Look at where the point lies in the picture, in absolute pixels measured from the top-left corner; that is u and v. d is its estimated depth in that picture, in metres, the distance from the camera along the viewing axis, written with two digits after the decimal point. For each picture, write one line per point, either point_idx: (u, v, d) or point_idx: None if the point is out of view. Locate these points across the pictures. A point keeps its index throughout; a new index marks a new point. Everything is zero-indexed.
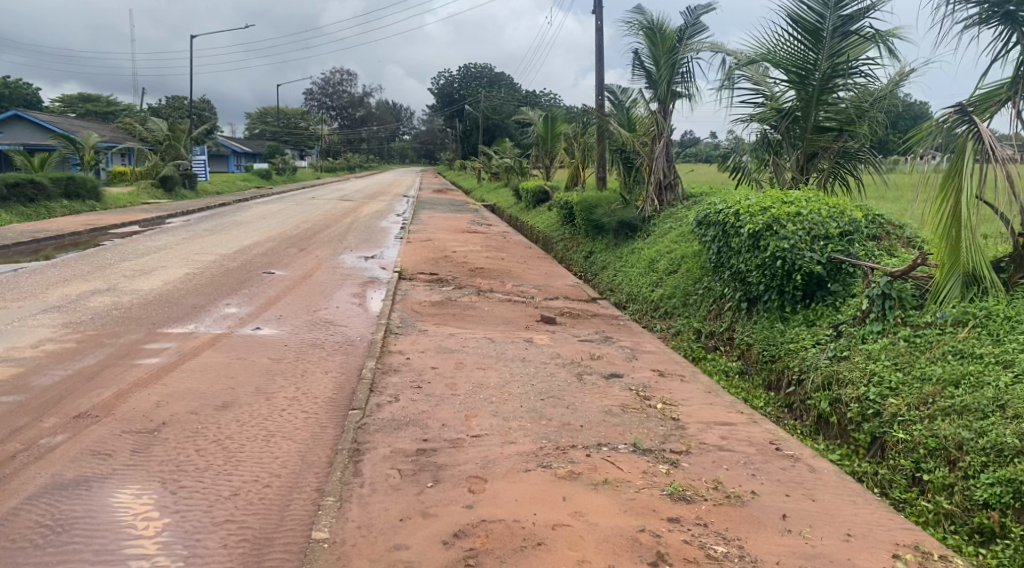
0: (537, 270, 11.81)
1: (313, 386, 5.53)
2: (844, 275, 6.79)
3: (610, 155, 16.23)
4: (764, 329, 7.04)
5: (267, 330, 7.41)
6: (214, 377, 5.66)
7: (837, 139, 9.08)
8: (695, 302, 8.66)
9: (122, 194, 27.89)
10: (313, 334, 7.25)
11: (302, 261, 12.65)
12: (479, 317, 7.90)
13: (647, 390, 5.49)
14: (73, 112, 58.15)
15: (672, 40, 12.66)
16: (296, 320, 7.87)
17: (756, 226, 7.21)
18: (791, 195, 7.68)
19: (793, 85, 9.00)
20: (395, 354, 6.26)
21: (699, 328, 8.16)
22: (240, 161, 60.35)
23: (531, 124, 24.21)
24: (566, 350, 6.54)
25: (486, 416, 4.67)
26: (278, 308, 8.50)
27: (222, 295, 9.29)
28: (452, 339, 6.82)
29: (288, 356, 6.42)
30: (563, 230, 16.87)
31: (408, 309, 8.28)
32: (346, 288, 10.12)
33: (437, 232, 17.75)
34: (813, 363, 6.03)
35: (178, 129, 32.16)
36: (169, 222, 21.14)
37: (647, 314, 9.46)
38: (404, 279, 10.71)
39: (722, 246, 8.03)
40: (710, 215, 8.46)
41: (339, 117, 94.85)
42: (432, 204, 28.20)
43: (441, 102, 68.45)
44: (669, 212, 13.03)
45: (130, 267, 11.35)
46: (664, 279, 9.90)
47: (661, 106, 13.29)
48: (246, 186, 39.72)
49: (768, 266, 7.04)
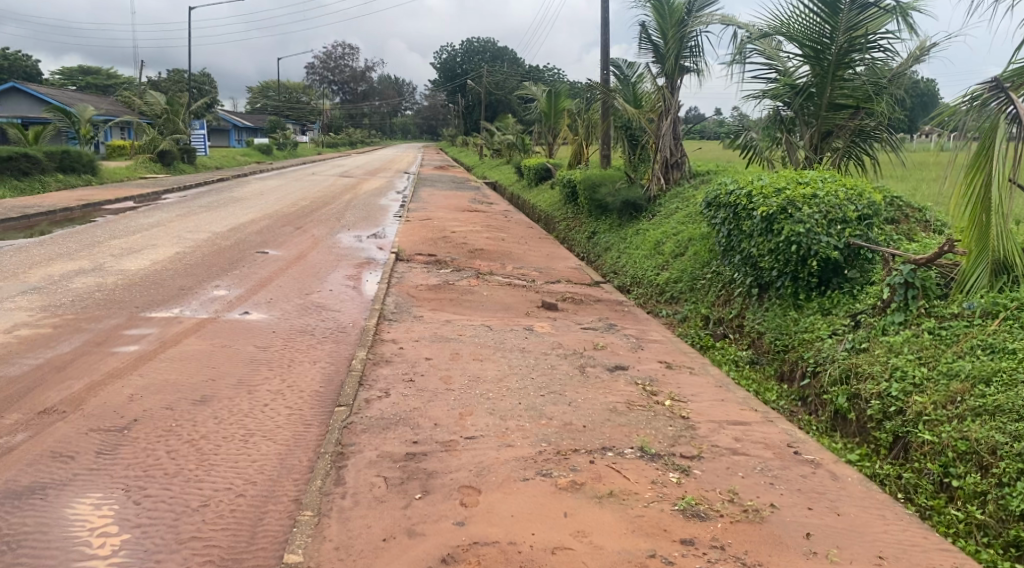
0: (539, 251, 11.46)
1: (299, 378, 5.20)
2: (862, 260, 6.40)
3: (615, 132, 15.80)
4: (776, 317, 6.69)
5: (255, 314, 7.08)
6: (195, 367, 5.35)
7: (854, 117, 8.63)
8: (702, 287, 8.31)
9: (119, 169, 27.51)
10: (303, 320, 6.92)
11: (297, 240, 12.30)
12: (478, 302, 7.56)
13: (654, 384, 5.15)
14: (71, 85, 57.50)
15: (680, 12, 12.18)
16: (286, 304, 7.54)
17: (769, 208, 6.81)
18: (806, 175, 7.27)
19: (807, 60, 8.55)
20: (387, 343, 5.92)
21: (707, 314, 7.81)
22: (241, 136, 59.77)
23: (534, 99, 23.68)
24: (567, 340, 6.20)
25: (481, 415, 4.34)
26: (269, 291, 8.17)
27: (212, 275, 8.95)
28: (448, 327, 6.49)
29: (275, 343, 6.09)
30: (565, 209, 16.48)
31: (404, 293, 7.93)
32: (342, 269, 9.79)
33: (437, 210, 17.36)
34: (830, 355, 5.67)
35: (175, 102, 31.64)
36: (165, 197, 20.78)
37: (651, 298, 9.11)
38: (401, 260, 10.38)
39: (733, 229, 7.64)
40: (720, 196, 8.05)
41: (340, 92, 93.87)
42: (433, 181, 27.78)
43: (444, 76, 67.55)
44: (676, 192, 12.64)
45: (119, 246, 11.01)
46: (670, 262, 9.53)
47: (668, 81, 12.82)
48: (245, 161, 39.23)
49: (782, 251, 6.65)
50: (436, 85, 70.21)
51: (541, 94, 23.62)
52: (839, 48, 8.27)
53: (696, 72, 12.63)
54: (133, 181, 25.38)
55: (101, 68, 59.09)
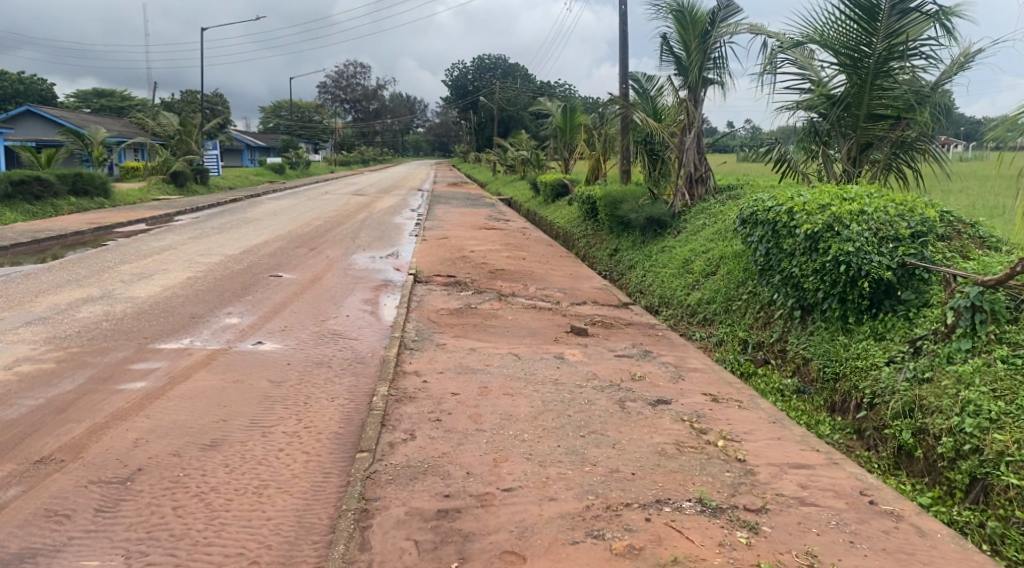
0: (562, 271, 11.08)
1: (316, 417, 4.83)
2: (918, 281, 5.93)
3: (634, 147, 15.45)
4: (824, 342, 6.26)
5: (269, 344, 6.74)
6: (205, 406, 5.00)
7: (895, 127, 8.21)
8: (739, 308, 7.89)
9: (133, 190, 27.44)
10: (319, 350, 6.56)
11: (312, 262, 11.99)
12: (503, 328, 7.16)
13: (701, 421, 4.73)
14: (88, 107, 57.97)
15: (704, 23, 11.85)
16: (302, 332, 7.19)
17: (814, 226, 6.40)
18: (850, 191, 6.85)
19: (844, 69, 8.17)
20: (410, 376, 5.53)
21: (746, 337, 7.39)
22: (254, 155, 60.00)
23: (549, 114, 23.39)
24: (602, 370, 5.79)
25: (518, 460, 3.94)
26: (283, 318, 7.83)
27: (224, 301, 8.64)
28: (474, 357, 6.09)
29: (290, 377, 5.72)
30: (585, 226, 16.09)
31: (425, 319, 7.55)
32: (358, 293, 9.44)
33: (453, 228, 17.05)
34: (889, 385, 5.22)
35: (188, 123, 31.59)
36: (178, 219, 20.62)
37: (683, 320, 8.70)
38: (419, 283, 10.03)
39: (772, 247, 7.23)
40: (756, 213, 7.65)
41: (353, 110, 94.24)
42: (447, 198, 27.54)
43: (456, 93, 67.67)
44: (701, 207, 12.23)
45: (130, 270, 10.74)
46: (701, 282, 9.12)
47: (690, 93, 12.48)
48: (259, 180, 39.23)
49: (829, 271, 6.23)
50: (448, 103, 70.37)
51: (556, 110, 23.35)
52: (878, 56, 7.88)
53: (720, 84, 12.28)
54: (147, 203, 25.29)
55: (116, 92, 59.61)
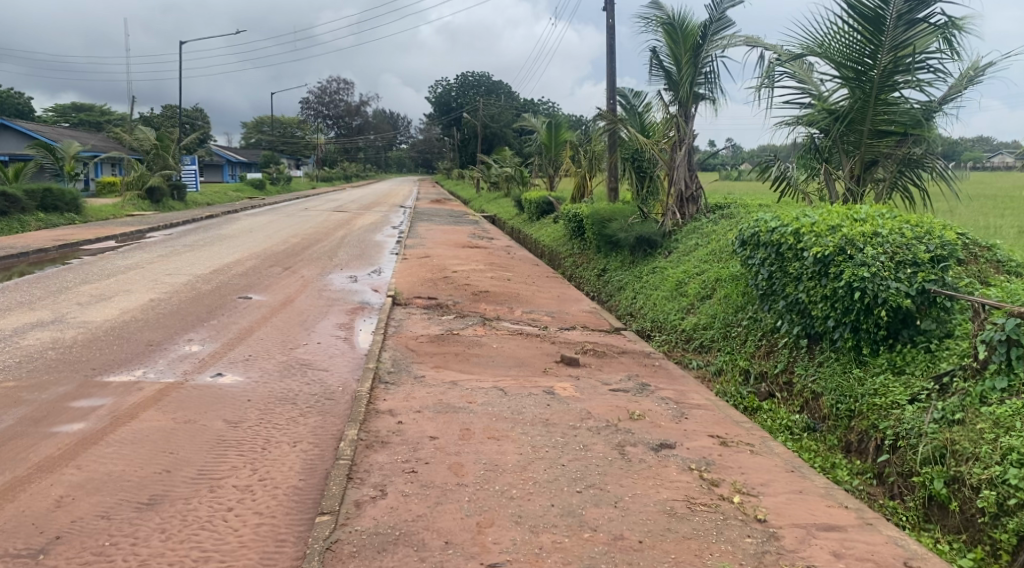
0: (548, 293, 10.54)
1: (274, 467, 4.24)
2: (939, 309, 5.46)
3: (621, 164, 15.03)
4: (835, 375, 5.77)
5: (229, 377, 6.13)
6: (147, 452, 4.40)
7: (900, 144, 7.83)
8: (739, 335, 7.40)
9: (106, 206, 26.64)
10: (284, 384, 5.96)
11: (285, 283, 11.38)
12: (487, 357, 6.58)
13: (712, 470, 4.20)
14: (65, 121, 56.92)
15: (695, 37, 11.50)
16: (267, 362, 6.58)
17: (824, 248, 5.92)
18: (860, 211, 6.40)
19: (848, 82, 7.81)
20: (383, 416, 4.95)
21: (747, 368, 6.89)
22: (235, 171, 59.18)
23: (534, 130, 22.98)
24: (597, 407, 5.24)
25: (506, 525, 3.39)
26: (248, 345, 7.22)
27: (186, 327, 8.01)
28: (455, 392, 5.52)
29: (249, 416, 5.12)
30: (571, 244, 15.60)
31: (402, 347, 6.96)
32: (332, 317, 8.84)
33: (435, 246, 16.50)
34: (913, 426, 4.71)
35: (165, 138, 30.89)
36: (150, 236, 19.89)
37: (677, 346, 8.19)
38: (398, 305, 9.45)
39: (777, 271, 6.76)
40: (758, 234, 7.18)
41: (335, 126, 93.62)
42: (430, 215, 26.99)
43: (439, 110, 67.37)
44: (693, 226, 11.79)
45: (88, 292, 10.07)
46: (696, 306, 8.64)
47: (681, 109, 12.10)
48: (238, 196, 38.48)
49: (841, 298, 5.76)
50: (432, 119, 70.03)
51: (540, 126, 22.95)
52: (884, 69, 7.51)
53: (712, 100, 11.93)
54: (119, 219, 24.52)
55: (94, 107, 58.65)
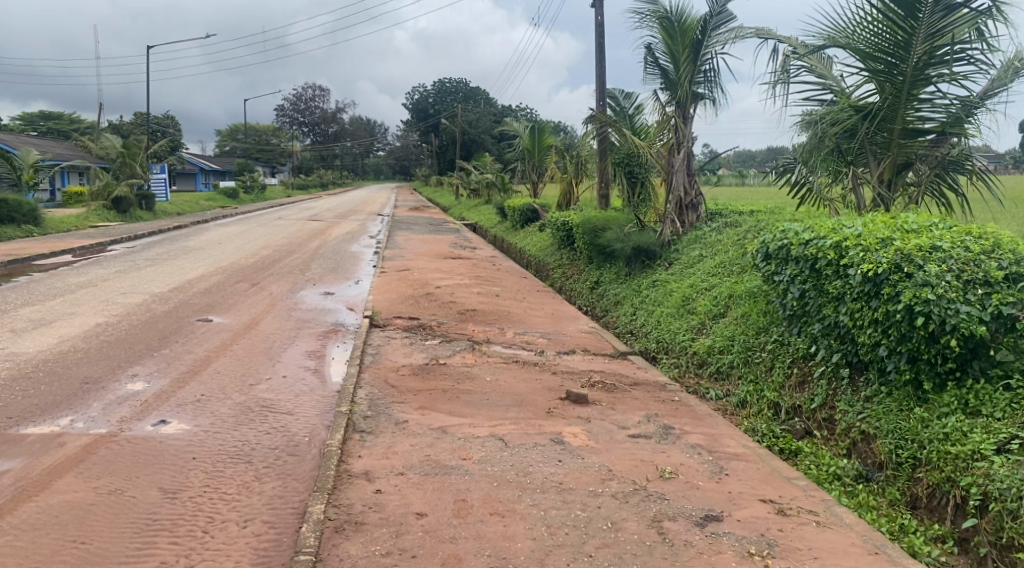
0: (540, 310, 9.65)
1: (216, 563, 3.31)
2: (1018, 337, 4.66)
3: (613, 168, 14.20)
4: (894, 415, 4.94)
5: (172, 426, 5.13)
6: (51, 544, 3.44)
7: (937, 144, 7.09)
8: (763, 361, 6.57)
9: (68, 217, 25.30)
10: (238, 434, 4.97)
11: (251, 302, 10.34)
12: (479, 395, 5.63)
13: (777, 555, 3.34)
14: (31, 130, 55.04)
15: (694, 32, 10.70)
16: (222, 405, 5.59)
17: (875, 265, 5.07)
18: (912, 221, 5.57)
19: (876, 77, 7.03)
20: (357, 482, 4.00)
21: (777, 401, 6.06)
22: (207, 179, 57.78)
23: (516, 135, 22.08)
24: (619, 463, 4.33)
25: None
26: (202, 383, 6.21)
27: (132, 358, 6.98)
28: (445, 445, 4.57)
29: (190, 480, 4.15)
30: (560, 254, 14.74)
31: (381, 382, 5.99)
32: (302, 343, 7.84)
33: (415, 258, 15.52)
34: (1010, 486, 3.89)
35: (131, 145, 29.52)
36: (111, 249, 18.69)
37: (689, 371, 7.33)
38: (376, 328, 8.49)
39: (813, 290, 5.93)
40: (786, 248, 6.33)
41: (311, 133, 92.06)
42: (408, 223, 26.03)
43: (416, 116, 66.39)
44: (694, 236, 10.95)
45: (27, 316, 8.97)
46: (708, 325, 7.78)
47: (678, 109, 11.31)
48: (209, 205, 37.17)
49: (898, 323, 4.92)
50: (409, 126, 69.03)
51: (522, 130, 22.08)
52: (918, 61, 6.72)
53: (712, 100, 11.16)
54: (81, 231, 23.22)
55: (62, 115, 56.96)
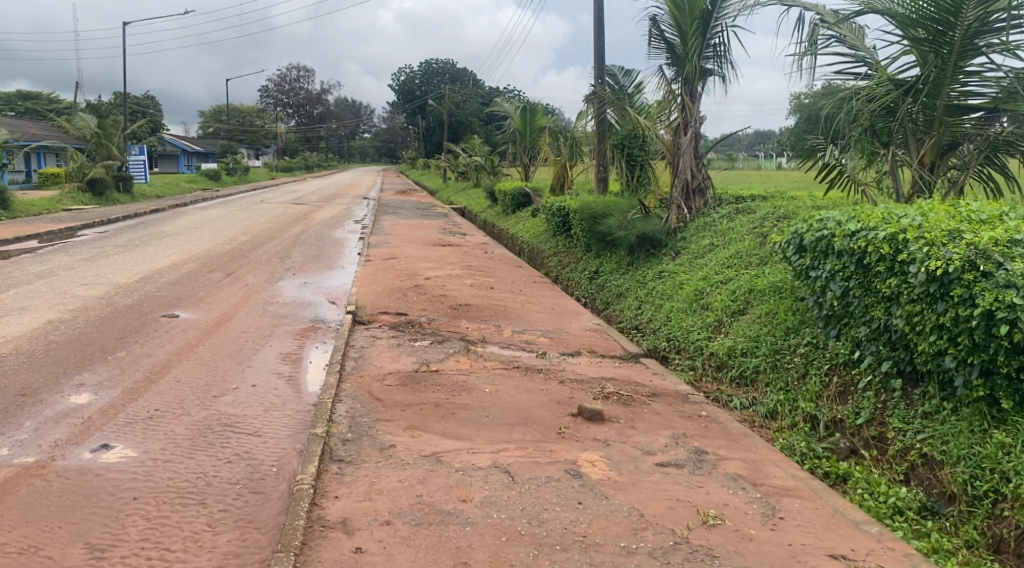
0: (540, 304, 8.88)
1: None
2: None
3: (612, 150, 13.39)
4: (963, 439, 4.23)
5: (113, 453, 4.31)
6: None
7: (987, 123, 6.31)
8: (795, 367, 5.82)
9: (40, 200, 24.18)
10: (192, 463, 4.17)
11: (223, 295, 9.49)
12: (478, 411, 4.86)
13: None
14: (8, 110, 53.44)
15: (704, 3, 9.85)
16: (177, 424, 4.77)
17: (944, 262, 4.33)
18: (979, 211, 4.82)
19: (918, 47, 6.24)
20: (333, 535, 3.24)
21: (814, 413, 5.34)
22: (190, 161, 56.41)
23: (507, 116, 21.19)
24: (651, 503, 3.60)
25: None
26: (158, 395, 5.39)
27: (81, 363, 6.14)
28: (440, 480, 3.80)
29: (127, 533, 3.36)
30: (555, 240, 13.96)
31: (364, 395, 5.20)
32: (276, 344, 7.02)
33: (402, 245, 14.69)
34: None
35: (108, 124, 28.31)
36: (82, 234, 17.68)
37: (706, 375, 6.57)
38: (359, 326, 7.68)
39: (860, 288, 5.18)
40: (827, 239, 5.57)
41: (296, 114, 90.43)
42: (395, 208, 25.15)
43: (403, 97, 65.11)
44: (703, 223, 10.20)
45: None
46: (727, 322, 7.02)
47: (685, 87, 10.49)
48: (190, 188, 36.04)
49: (972, 331, 4.20)
50: (396, 108, 67.72)
51: (513, 111, 21.17)
52: (967, 29, 5.92)
53: (721, 77, 10.37)
54: (53, 215, 22.16)
55: (40, 95, 55.37)
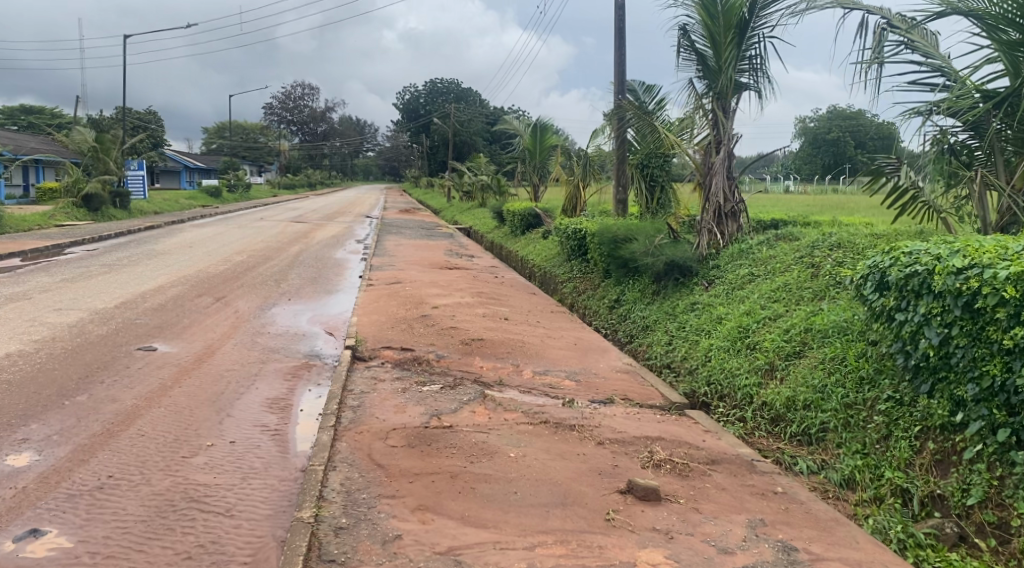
0: (561, 338, 7.98)
1: None
2: None
3: (632, 169, 12.53)
4: None
5: (41, 544, 3.38)
6: None
7: None
8: (875, 426, 4.89)
9: (33, 216, 23.35)
10: (142, 561, 3.25)
11: (209, 323, 8.57)
12: (503, 485, 3.94)
13: None
14: (10, 124, 52.93)
15: (740, 11, 9.04)
16: (129, 499, 3.84)
17: None
18: None
19: (1011, 52, 5.34)
20: None
21: (907, 486, 4.40)
22: (192, 177, 55.79)
23: (515, 134, 20.39)
24: None
25: None
26: (113, 455, 4.46)
27: (30, 412, 5.21)
28: None
29: None
30: (569, 264, 13.07)
31: (362, 460, 4.28)
32: (264, 386, 6.10)
33: (406, 268, 13.78)
34: None
35: (106, 139, 27.45)
36: (70, 252, 16.81)
37: (760, 429, 5.63)
38: (358, 364, 6.76)
39: (970, 337, 4.27)
40: (921, 277, 4.67)
41: (299, 132, 90.13)
42: (399, 228, 24.36)
43: (406, 117, 64.54)
44: (737, 249, 9.32)
45: None
46: (780, 366, 6.08)
47: (717, 102, 9.65)
48: (190, 204, 35.27)
49: None
50: (399, 126, 67.28)
51: (523, 129, 20.34)
52: None
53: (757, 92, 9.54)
54: (44, 230, 21.31)
55: (44, 108, 54.91)
